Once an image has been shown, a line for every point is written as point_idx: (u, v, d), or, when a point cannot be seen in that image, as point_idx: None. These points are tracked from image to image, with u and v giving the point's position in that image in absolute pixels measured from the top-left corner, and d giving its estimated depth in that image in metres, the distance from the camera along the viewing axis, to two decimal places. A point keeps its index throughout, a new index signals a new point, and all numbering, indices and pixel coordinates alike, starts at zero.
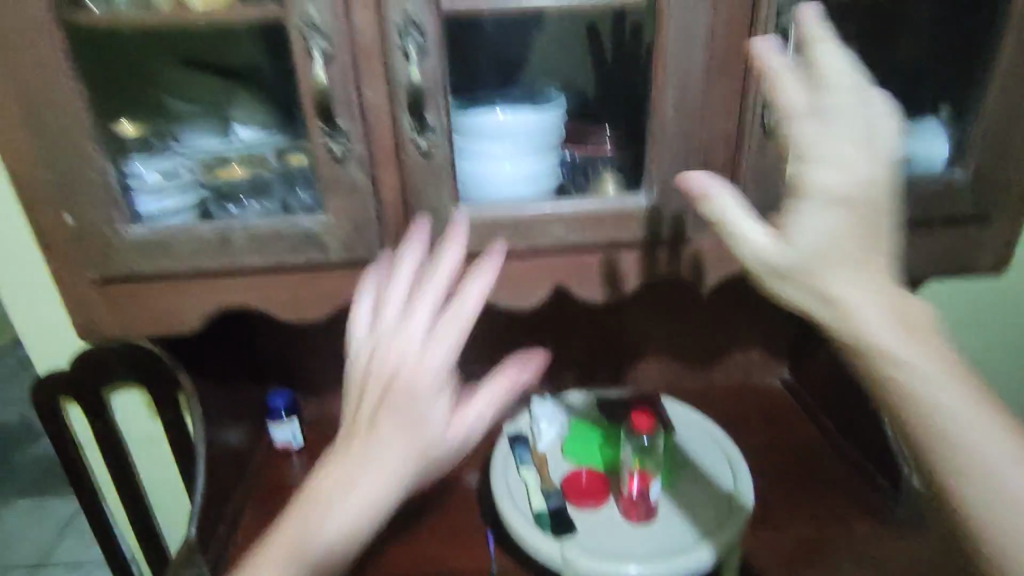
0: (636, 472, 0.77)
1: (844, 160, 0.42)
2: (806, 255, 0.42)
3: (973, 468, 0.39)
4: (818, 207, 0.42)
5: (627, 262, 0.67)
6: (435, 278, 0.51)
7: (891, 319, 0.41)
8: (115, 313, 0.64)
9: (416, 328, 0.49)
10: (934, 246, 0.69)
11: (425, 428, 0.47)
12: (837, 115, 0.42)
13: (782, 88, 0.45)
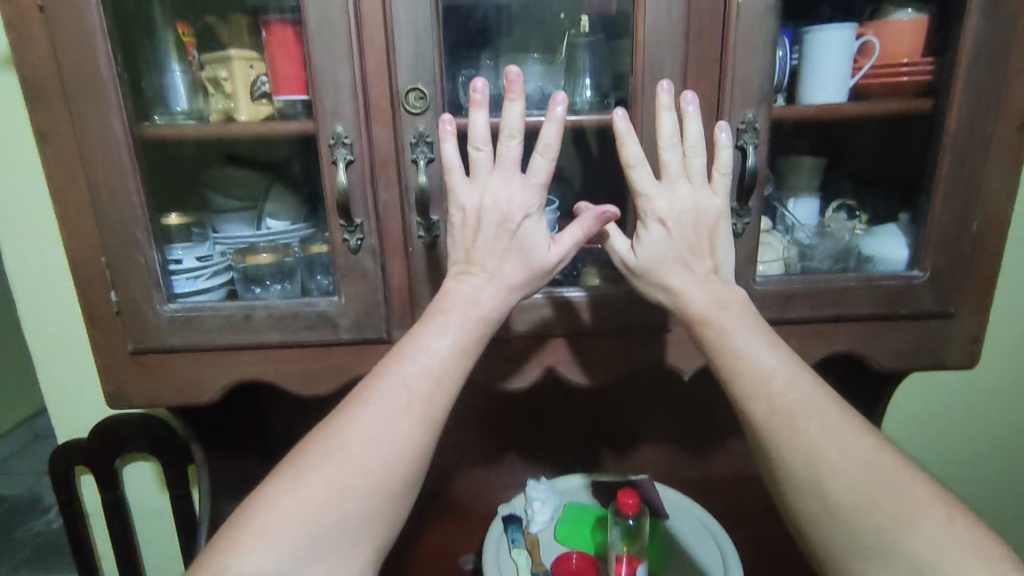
0: (624, 557, 0.79)
1: (674, 199, 0.61)
2: (644, 263, 0.63)
3: (778, 407, 0.53)
4: (658, 228, 0.61)
5: (610, 346, 0.72)
6: (509, 151, 0.58)
7: (711, 302, 0.60)
8: (145, 383, 0.70)
9: (517, 176, 0.59)
10: (902, 340, 0.74)
11: (536, 255, 0.60)
12: (671, 164, 0.61)
13: (627, 139, 0.60)
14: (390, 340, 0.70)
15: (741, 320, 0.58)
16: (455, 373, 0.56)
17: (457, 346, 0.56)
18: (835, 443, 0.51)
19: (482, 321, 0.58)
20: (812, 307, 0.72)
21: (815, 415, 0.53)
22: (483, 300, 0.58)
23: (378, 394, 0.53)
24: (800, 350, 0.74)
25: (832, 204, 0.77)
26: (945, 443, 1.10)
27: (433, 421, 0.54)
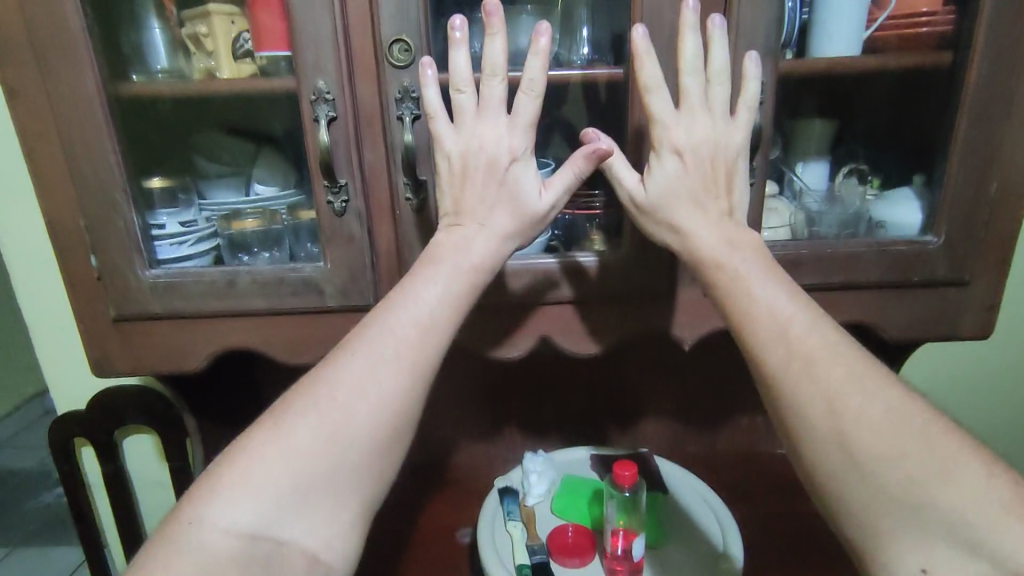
0: (620, 530, 0.78)
1: (691, 131, 0.58)
2: (654, 199, 0.59)
3: (797, 355, 0.50)
4: (672, 162, 0.58)
5: (604, 313, 0.70)
6: (493, 90, 0.56)
7: (723, 242, 0.57)
8: (131, 351, 0.69)
9: (499, 116, 0.57)
10: (913, 309, 0.71)
11: (528, 201, 0.58)
12: (692, 93, 0.58)
13: (647, 63, 0.57)
14: None
15: (756, 265, 0.55)
16: (446, 324, 0.53)
17: (448, 296, 0.54)
18: (858, 391, 0.48)
19: (475, 272, 0.56)
20: (819, 274, 0.69)
21: (836, 363, 0.49)
22: (472, 249, 0.56)
23: (368, 343, 0.51)
24: None
25: (844, 170, 0.74)
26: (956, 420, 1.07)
27: (424, 373, 0.52)
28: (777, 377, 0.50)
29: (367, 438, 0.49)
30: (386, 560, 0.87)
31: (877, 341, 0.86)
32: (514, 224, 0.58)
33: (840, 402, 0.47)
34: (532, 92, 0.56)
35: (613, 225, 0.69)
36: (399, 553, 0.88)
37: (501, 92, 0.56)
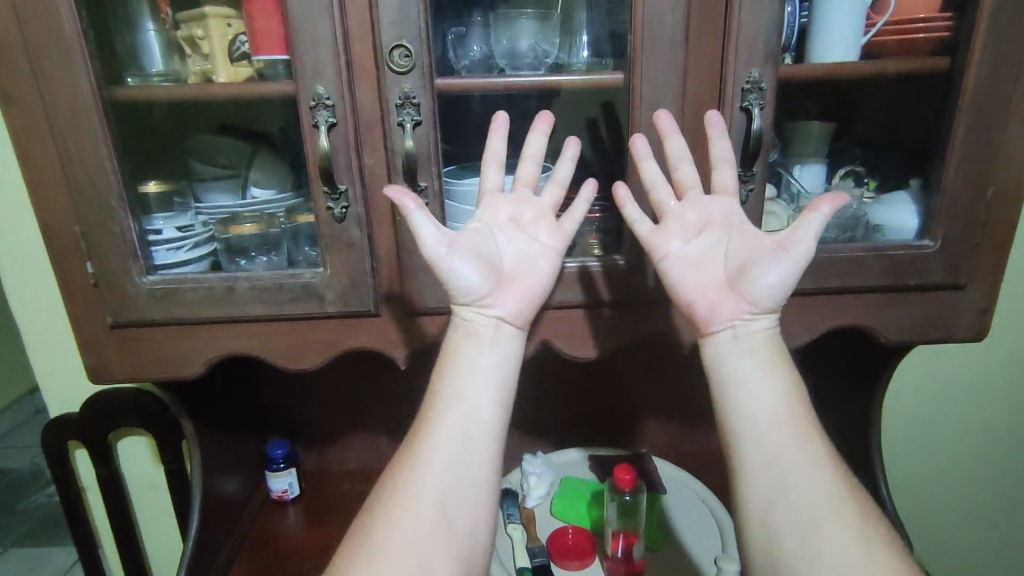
0: (620, 533, 0.78)
1: (687, 221, 0.63)
2: (762, 296, 0.60)
3: (758, 459, 0.58)
4: (679, 242, 0.63)
5: (603, 320, 0.70)
6: (501, 207, 0.64)
7: (771, 332, 0.62)
8: (130, 358, 0.68)
9: (518, 230, 0.64)
10: (908, 313, 0.71)
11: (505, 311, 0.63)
12: (688, 185, 0.63)
13: (644, 161, 0.63)
14: (379, 314, 0.68)
15: (729, 388, 0.60)
16: (450, 460, 0.59)
17: (451, 433, 0.59)
18: (831, 521, 0.55)
19: (472, 407, 0.60)
20: (816, 278, 0.69)
21: (807, 491, 0.56)
22: (468, 381, 0.61)
23: (389, 499, 0.58)
24: (803, 321, 0.71)
25: (842, 170, 0.74)
26: (954, 420, 1.07)
27: (432, 481, 0.58)
28: (758, 510, 0.57)
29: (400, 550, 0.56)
30: None
31: (872, 343, 0.87)
32: (524, 322, 0.63)
33: (816, 539, 0.55)
34: (585, 204, 0.65)
35: (611, 228, 0.70)
36: None
37: (509, 206, 0.64)
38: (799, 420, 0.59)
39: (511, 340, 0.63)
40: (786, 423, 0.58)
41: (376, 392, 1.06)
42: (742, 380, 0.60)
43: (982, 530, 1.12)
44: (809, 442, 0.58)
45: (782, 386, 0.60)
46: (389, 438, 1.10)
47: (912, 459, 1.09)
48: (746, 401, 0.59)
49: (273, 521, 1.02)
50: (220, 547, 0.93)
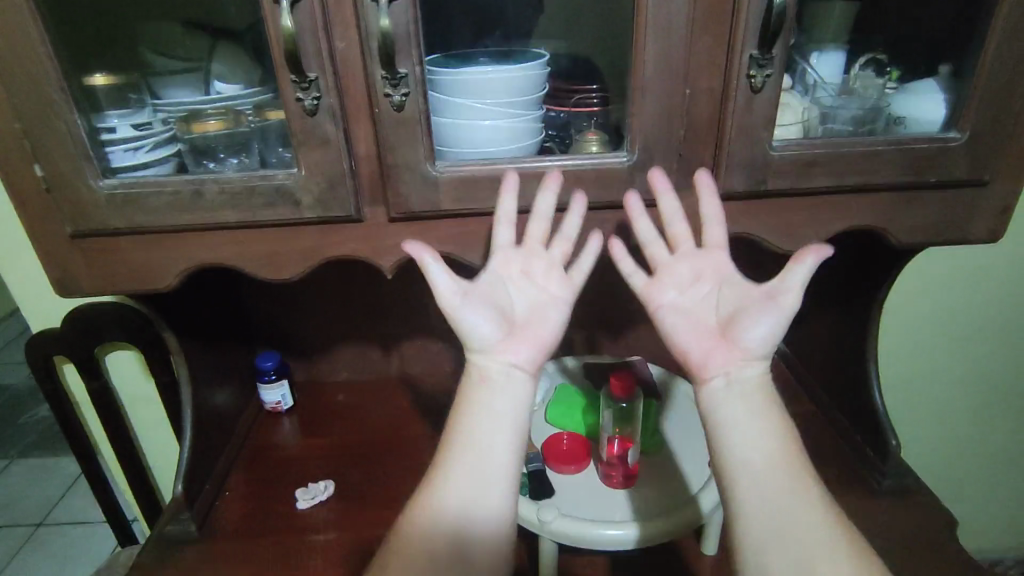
0: (616, 437, 0.79)
1: (679, 276, 0.65)
2: (753, 345, 0.61)
3: (752, 500, 0.56)
4: (673, 293, 0.66)
5: (600, 224, 0.65)
6: (513, 260, 0.65)
7: (763, 377, 0.62)
8: (96, 270, 0.64)
9: (529, 281, 0.66)
10: (923, 213, 0.67)
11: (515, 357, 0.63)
12: (680, 240, 0.65)
13: (638, 219, 0.63)
14: (362, 219, 0.63)
15: (725, 434, 0.59)
16: (460, 508, 0.58)
17: (461, 480, 0.59)
18: (826, 562, 0.53)
19: (485, 453, 0.60)
20: (832, 175, 0.64)
21: (799, 533, 0.54)
22: (482, 426, 0.60)
23: (403, 550, 0.58)
24: (813, 224, 0.67)
25: (860, 59, 0.68)
26: (942, 324, 1.11)
27: (441, 534, 0.58)
28: (750, 550, 0.55)
29: None
30: (391, 478, 0.94)
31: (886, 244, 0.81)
32: (536, 367, 0.64)
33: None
34: (591, 255, 0.66)
35: (611, 122, 0.65)
36: (400, 468, 0.95)
37: (521, 259, 0.65)
38: (792, 462, 0.58)
39: (523, 383, 0.62)
40: (778, 463, 0.57)
41: (365, 302, 1.04)
42: (736, 424, 0.59)
43: (942, 422, 1.22)
44: (800, 481, 0.57)
45: (774, 429, 0.59)
46: (381, 349, 1.09)
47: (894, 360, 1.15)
48: (739, 446, 0.58)
49: (269, 430, 1.03)
50: (216, 457, 0.93)
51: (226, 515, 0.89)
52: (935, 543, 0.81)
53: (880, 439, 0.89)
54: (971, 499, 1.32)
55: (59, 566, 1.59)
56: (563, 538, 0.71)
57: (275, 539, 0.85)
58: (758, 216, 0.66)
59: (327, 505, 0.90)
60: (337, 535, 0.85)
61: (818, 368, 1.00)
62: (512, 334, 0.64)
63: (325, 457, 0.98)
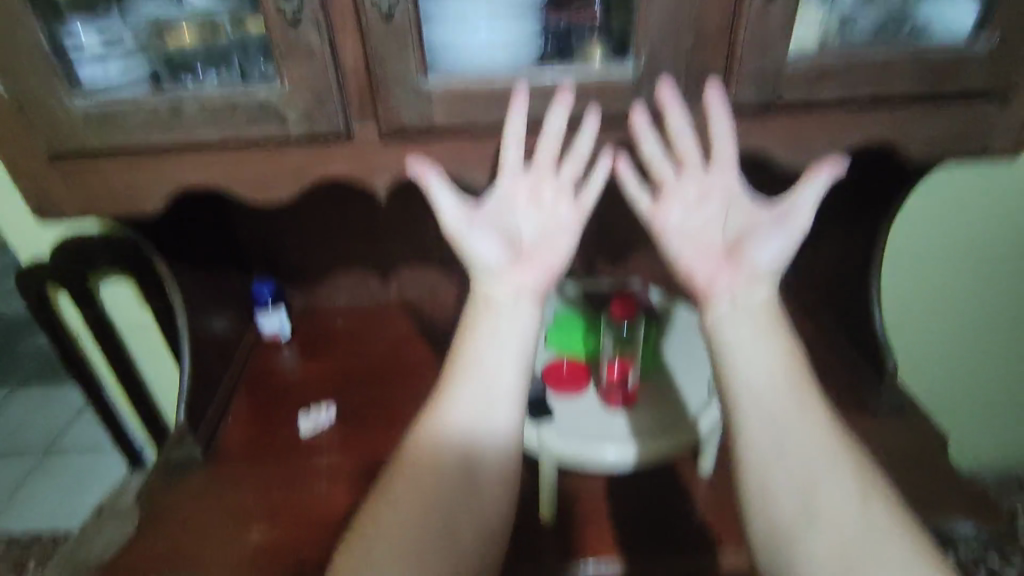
0: (616, 361, 0.79)
1: (688, 196, 0.61)
2: (765, 267, 0.59)
3: (757, 421, 0.53)
4: (680, 214, 0.61)
5: (602, 140, 0.62)
6: (519, 183, 0.61)
7: (770, 302, 0.59)
8: (75, 193, 0.61)
9: (536, 207, 0.62)
10: (940, 123, 0.63)
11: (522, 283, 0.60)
12: (688, 157, 0.60)
13: (646, 141, 0.60)
14: (352, 136, 0.60)
15: (730, 354, 0.56)
16: (462, 430, 0.55)
17: (465, 405, 0.55)
18: (829, 476, 0.51)
19: (490, 377, 0.56)
20: (848, 86, 0.61)
21: (804, 454, 0.52)
22: (487, 351, 0.57)
23: (402, 475, 0.54)
24: (827, 137, 0.63)
25: None
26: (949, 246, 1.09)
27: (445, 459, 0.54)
28: (751, 465, 0.53)
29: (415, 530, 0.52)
30: (392, 402, 0.95)
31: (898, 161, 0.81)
32: (542, 296, 0.60)
33: (810, 494, 0.51)
34: (602, 177, 0.61)
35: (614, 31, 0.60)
36: (401, 393, 0.96)
37: (528, 181, 0.61)
38: (802, 384, 0.55)
39: (530, 311, 0.59)
40: (786, 384, 0.54)
41: (361, 227, 1.02)
42: (742, 346, 0.56)
43: (950, 351, 1.21)
44: (807, 400, 0.54)
45: (782, 348, 0.56)
46: (378, 277, 1.08)
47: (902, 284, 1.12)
48: (744, 363, 0.55)
49: (269, 356, 1.02)
50: (217, 384, 0.93)
51: (231, 440, 0.90)
52: (928, 459, 0.83)
53: (878, 360, 0.90)
54: (960, 417, 1.36)
55: (73, 488, 1.65)
56: (564, 460, 0.73)
57: (280, 462, 0.87)
58: (768, 130, 0.63)
59: (330, 429, 0.91)
60: (340, 458, 0.87)
61: (818, 292, 1.00)
62: (518, 259, 0.60)
63: (325, 383, 0.98)
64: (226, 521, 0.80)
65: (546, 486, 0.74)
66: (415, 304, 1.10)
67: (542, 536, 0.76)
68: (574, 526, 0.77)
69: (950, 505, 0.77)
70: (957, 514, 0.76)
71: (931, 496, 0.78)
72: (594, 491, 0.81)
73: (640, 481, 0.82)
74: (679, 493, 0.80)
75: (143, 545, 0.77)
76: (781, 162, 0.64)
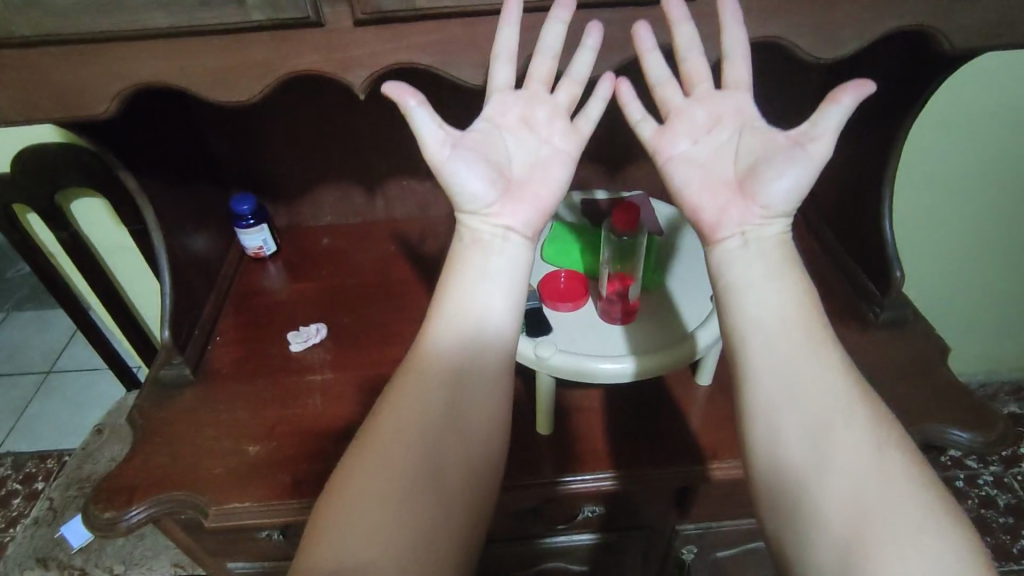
0: (615, 274, 0.76)
1: (696, 120, 0.58)
2: (775, 200, 0.54)
3: (767, 361, 0.49)
4: (686, 142, 0.58)
5: (609, 25, 0.54)
6: (512, 107, 0.58)
7: (785, 237, 0.55)
8: (15, 90, 0.54)
9: (528, 131, 0.59)
10: (988, 5, 0.56)
11: (510, 216, 0.57)
12: (698, 78, 0.57)
13: (649, 55, 0.54)
14: (322, 22, 0.52)
15: (734, 293, 0.52)
16: (456, 372, 0.51)
17: (450, 342, 0.52)
18: (845, 419, 0.47)
19: (477, 311, 0.53)
20: None
21: (816, 397, 0.48)
22: (476, 286, 0.54)
23: (388, 418, 0.50)
24: (857, 22, 0.56)
25: None
26: (954, 150, 1.07)
27: (428, 396, 0.50)
28: (761, 411, 0.48)
29: (392, 465, 0.47)
30: (383, 321, 0.92)
31: (930, 49, 0.71)
32: (535, 232, 0.58)
33: (823, 437, 0.46)
34: (600, 101, 0.59)
35: None
36: (392, 312, 0.93)
37: (521, 104, 0.58)
38: (814, 325, 0.51)
39: (519, 247, 0.56)
40: (797, 326, 0.50)
41: (343, 138, 0.96)
42: (750, 283, 0.52)
43: (938, 256, 1.23)
44: (820, 344, 0.50)
45: (792, 287, 0.52)
46: (364, 192, 1.03)
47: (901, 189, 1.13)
48: (752, 302, 0.51)
49: (255, 274, 0.99)
50: (202, 303, 0.90)
51: (221, 359, 0.88)
52: (927, 369, 0.82)
53: (885, 274, 0.86)
54: (953, 327, 1.37)
55: (78, 409, 1.66)
56: (560, 373, 0.70)
57: (270, 380, 0.85)
58: (792, 13, 0.55)
59: (320, 347, 0.89)
60: (331, 376, 0.85)
61: (825, 200, 0.97)
62: (509, 193, 0.57)
63: (311, 303, 0.95)
64: (223, 436, 0.78)
65: (541, 396, 0.73)
66: (406, 219, 1.06)
67: (540, 450, 0.76)
68: (570, 439, 0.77)
69: (948, 415, 0.76)
70: (952, 424, 0.76)
71: (928, 406, 0.78)
72: (591, 405, 0.80)
73: (637, 394, 0.81)
74: (676, 407, 0.79)
75: (141, 458, 0.76)
76: (804, 55, 0.57)
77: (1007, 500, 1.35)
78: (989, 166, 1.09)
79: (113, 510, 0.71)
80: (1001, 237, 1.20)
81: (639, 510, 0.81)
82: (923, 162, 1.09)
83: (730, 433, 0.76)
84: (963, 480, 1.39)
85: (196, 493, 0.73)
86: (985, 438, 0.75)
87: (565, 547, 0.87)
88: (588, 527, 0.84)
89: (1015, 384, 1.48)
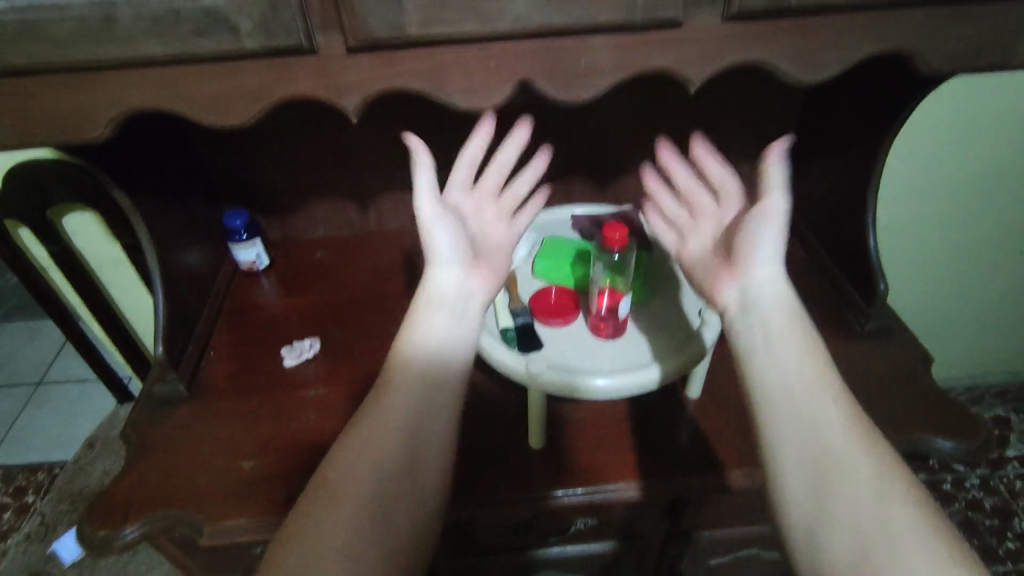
0: (606, 290, 0.76)
1: (703, 226, 0.67)
2: (752, 262, 0.58)
3: (786, 415, 0.51)
4: (697, 243, 0.66)
5: (598, 51, 0.56)
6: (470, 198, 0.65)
7: (778, 297, 0.57)
8: (9, 115, 0.54)
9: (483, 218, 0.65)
10: (965, 29, 0.57)
11: (473, 280, 0.60)
12: (701, 198, 0.68)
13: (661, 198, 0.71)
14: (316, 49, 0.53)
15: (748, 355, 0.55)
16: (423, 417, 0.52)
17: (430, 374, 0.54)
18: (854, 468, 0.48)
19: (451, 350, 0.56)
20: None
21: (828, 451, 0.49)
22: (450, 334, 0.57)
23: (349, 461, 0.50)
24: (837, 47, 0.57)
25: None
26: (936, 161, 1.10)
27: (414, 418, 0.52)
28: (777, 461, 0.50)
29: (377, 479, 0.49)
30: (376, 335, 0.93)
31: (907, 69, 0.73)
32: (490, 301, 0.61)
33: (830, 488, 0.47)
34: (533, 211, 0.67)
35: None
36: (385, 325, 0.94)
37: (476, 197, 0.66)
38: (833, 387, 0.52)
39: (480, 310, 0.59)
40: (815, 386, 0.51)
41: (336, 152, 0.97)
42: (765, 345, 0.54)
43: (922, 264, 1.26)
44: (839, 404, 0.51)
45: (804, 351, 0.53)
46: (357, 205, 1.04)
47: (886, 200, 1.15)
48: (767, 363, 0.53)
49: (249, 288, 1.00)
50: (196, 318, 0.90)
51: (215, 374, 0.88)
52: (913, 378, 0.83)
53: (869, 285, 0.88)
54: (937, 333, 1.40)
55: (69, 420, 1.65)
56: (552, 390, 0.71)
57: (264, 394, 0.85)
58: (775, 38, 0.57)
59: (314, 361, 0.89)
60: (324, 390, 0.86)
61: (811, 212, 0.99)
62: (474, 260, 0.61)
63: (304, 317, 0.96)
64: (217, 452, 0.79)
65: (534, 409, 0.73)
66: (399, 231, 1.08)
67: (533, 464, 0.77)
68: (563, 452, 0.78)
69: (933, 424, 0.78)
70: (937, 433, 0.77)
71: (914, 414, 0.79)
72: (583, 417, 0.81)
73: (627, 406, 0.82)
74: (667, 418, 0.80)
75: (135, 477, 0.76)
76: (787, 79, 0.59)
77: (992, 502, 1.37)
78: (970, 176, 1.12)
79: (106, 529, 0.71)
80: (983, 244, 1.23)
81: (631, 521, 0.82)
82: (906, 173, 1.11)
83: (718, 444, 0.77)
84: (950, 482, 1.41)
85: (191, 511, 0.73)
86: (968, 446, 0.76)
87: (558, 558, 0.88)
88: (580, 538, 0.85)
89: (998, 387, 1.51)
